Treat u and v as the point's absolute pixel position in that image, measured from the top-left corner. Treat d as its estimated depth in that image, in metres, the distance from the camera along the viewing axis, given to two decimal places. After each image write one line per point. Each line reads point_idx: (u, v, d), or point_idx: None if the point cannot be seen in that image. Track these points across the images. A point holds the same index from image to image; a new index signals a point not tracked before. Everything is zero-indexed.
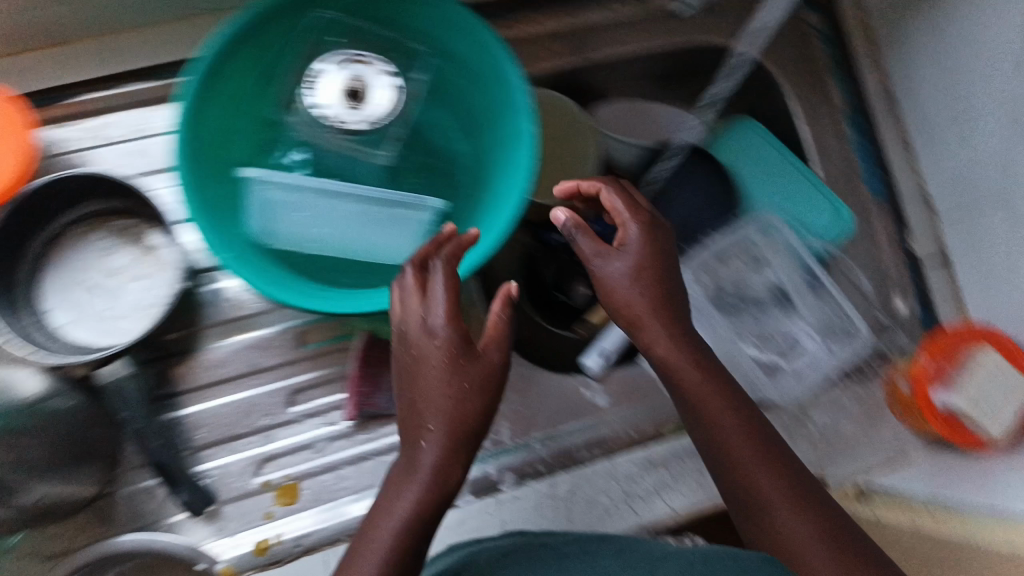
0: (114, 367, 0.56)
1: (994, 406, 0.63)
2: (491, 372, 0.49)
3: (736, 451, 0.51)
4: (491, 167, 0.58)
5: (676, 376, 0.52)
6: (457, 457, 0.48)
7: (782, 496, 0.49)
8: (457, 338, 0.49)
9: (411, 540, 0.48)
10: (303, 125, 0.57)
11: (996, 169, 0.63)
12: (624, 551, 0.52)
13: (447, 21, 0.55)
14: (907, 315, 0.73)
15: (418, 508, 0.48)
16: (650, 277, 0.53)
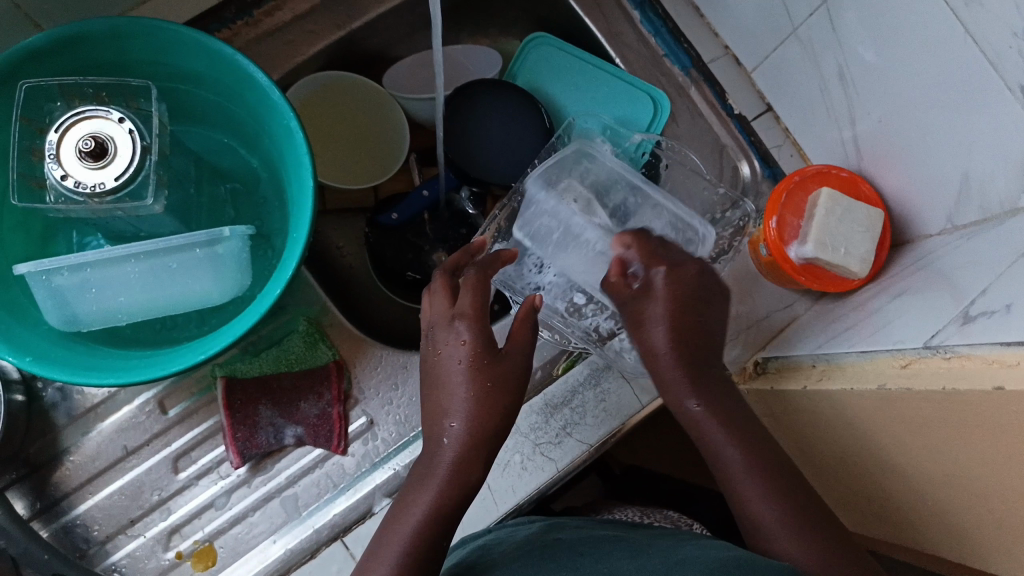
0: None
1: (855, 244, 0.64)
2: (481, 339, 0.54)
3: (720, 427, 0.56)
4: (281, 157, 0.65)
5: (666, 350, 0.57)
6: (465, 466, 0.53)
7: (782, 501, 0.53)
8: (476, 334, 0.54)
9: (432, 533, 0.52)
10: (62, 201, 0.59)
11: (770, 30, 0.69)
12: (581, 524, 0.61)
13: (161, 46, 0.60)
14: (752, 178, 0.76)
15: (434, 506, 0.52)
16: (684, 305, 0.57)
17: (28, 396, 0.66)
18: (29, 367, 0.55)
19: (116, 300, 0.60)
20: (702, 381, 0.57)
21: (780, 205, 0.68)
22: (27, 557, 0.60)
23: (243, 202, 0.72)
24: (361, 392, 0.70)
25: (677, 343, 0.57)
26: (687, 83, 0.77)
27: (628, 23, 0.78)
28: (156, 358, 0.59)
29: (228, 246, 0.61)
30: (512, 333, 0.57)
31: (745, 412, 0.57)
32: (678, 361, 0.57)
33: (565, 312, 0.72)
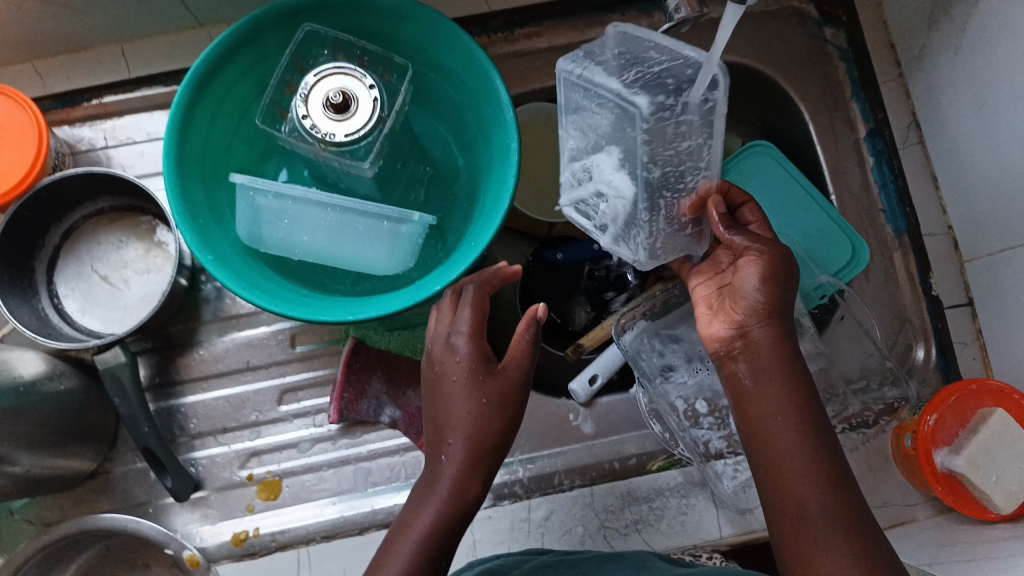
0: (112, 354, 0.66)
1: (1008, 476, 0.60)
2: (477, 360, 0.58)
3: (773, 393, 0.54)
4: (486, 166, 0.69)
5: (755, 354, 0.55)
6: (460, 482, 0.56)
7: (818, 485, 0.51)
8: (470, 352, 0.58)
9: (437, 545, 0.55)
10: (293, 136, 0.65)
11: (1004, 228, 0.67)
12: (626, 559, 0.60)
13: (432, 36, 0.65)
14: (923, 363, 0.72)
15: (435, 519, 0.55)
16: (768, 315, 0.55)
17: (190, 282, 0.72)
18: (208, 266, 0.60)
19: (301, 236, 0.64)
20: (785, 371, 0.54)
21: (944, 405, 0.64)
22: (130, 421, 0.66)
23: (435, 189, 0.75)
24: None
25: (765, 348, 0.55)
26: (893, 244, 0.75)
27: (858, 166, 0.76)
28: (310, 299, 0.64)
29: (413, 230, 0.65)
30: (510, 351, 0.60)
31: (797, 362, 0.54)
32: (765, 353, 0.54)
33: (682, 413, 0.71)
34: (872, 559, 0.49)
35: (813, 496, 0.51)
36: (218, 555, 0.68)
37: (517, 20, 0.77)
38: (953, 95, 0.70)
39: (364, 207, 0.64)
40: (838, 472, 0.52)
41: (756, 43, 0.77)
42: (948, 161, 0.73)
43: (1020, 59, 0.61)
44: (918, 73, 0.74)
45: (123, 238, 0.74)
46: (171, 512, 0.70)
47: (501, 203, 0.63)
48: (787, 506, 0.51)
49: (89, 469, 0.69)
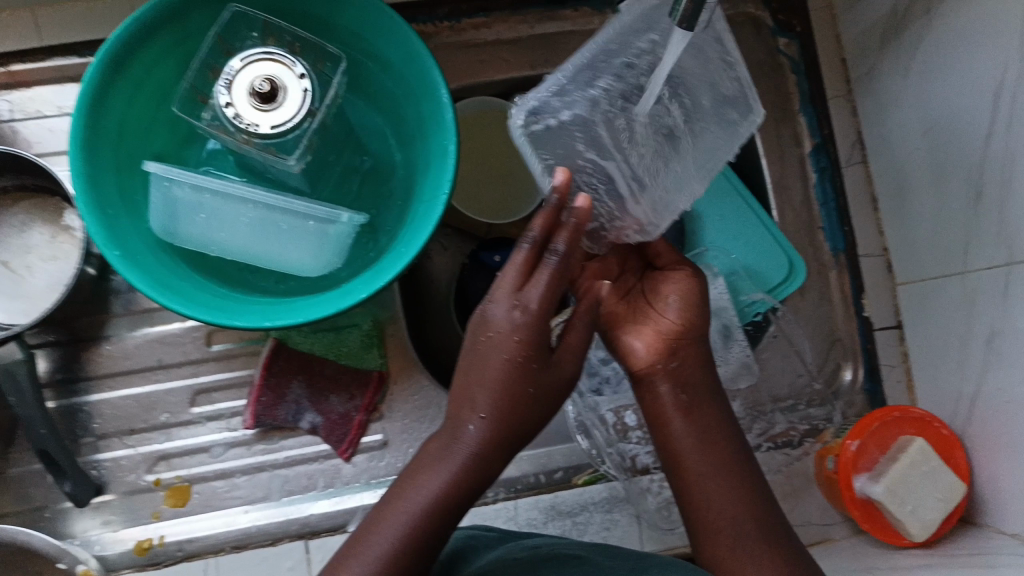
0: (7, 350, 0.60)
1: (924, 507, 0.61)
2: (534, 337, 0.49)
3: (699, 415, 0.55)
4: (425, 165, 0.65)
5: (681, 374, 0.56)
6: (468, 465, 0.49)
7: (736, 501, 0.53)
8: (532, 329, 0.49)
9: (424, 531, 0.48)
10: (215, 124, 0.61)
11: (938, 257, 0.66)
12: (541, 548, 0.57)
13: (369, 23, 0.62)
14: (850, 386, 0.74)
15: (432, 492, 0.49)
16: (693, 334, 0.57)
17: (101, 271, 0.66)
18: (115, 262, 0.56)
19: (197, 220, 0.61)
20: (703, 388, 0.56)
21: (868, 431, 0.65)
22: (27, 421, 0.61)
23: (372, 184, 0.71)
24: (391, 410, 0.69)
25: (688, 372, 0.56)
26: (830, 263, 0.76)
27: (800, 183, 0.76)
28: (231, 302, 0.60)
29: (341, 230, 0.61)
30: (567, 338, 0.52)
31: (714, 386, 0.57)
32: (688, 375, 0.56)
33: (611, 426, 0.69)
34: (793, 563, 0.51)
35: (735, 511, 0.52)
36: (119, 565, 0.65)
37: (464, 10, 0.73)
38: (898, 120, 0.68)
39: (290, 204, 0.60)
40: (753, 484, 0.54)
41: None
42: (890, 182, 0.71)
43: (966, 91, 0.60)
44: (865, 91, 0.72)
45: (25, 221, 0.68)
46: (69, 517, 0.66)
47: (436, 208, 0.59)
48: (711, 525, 0.52)
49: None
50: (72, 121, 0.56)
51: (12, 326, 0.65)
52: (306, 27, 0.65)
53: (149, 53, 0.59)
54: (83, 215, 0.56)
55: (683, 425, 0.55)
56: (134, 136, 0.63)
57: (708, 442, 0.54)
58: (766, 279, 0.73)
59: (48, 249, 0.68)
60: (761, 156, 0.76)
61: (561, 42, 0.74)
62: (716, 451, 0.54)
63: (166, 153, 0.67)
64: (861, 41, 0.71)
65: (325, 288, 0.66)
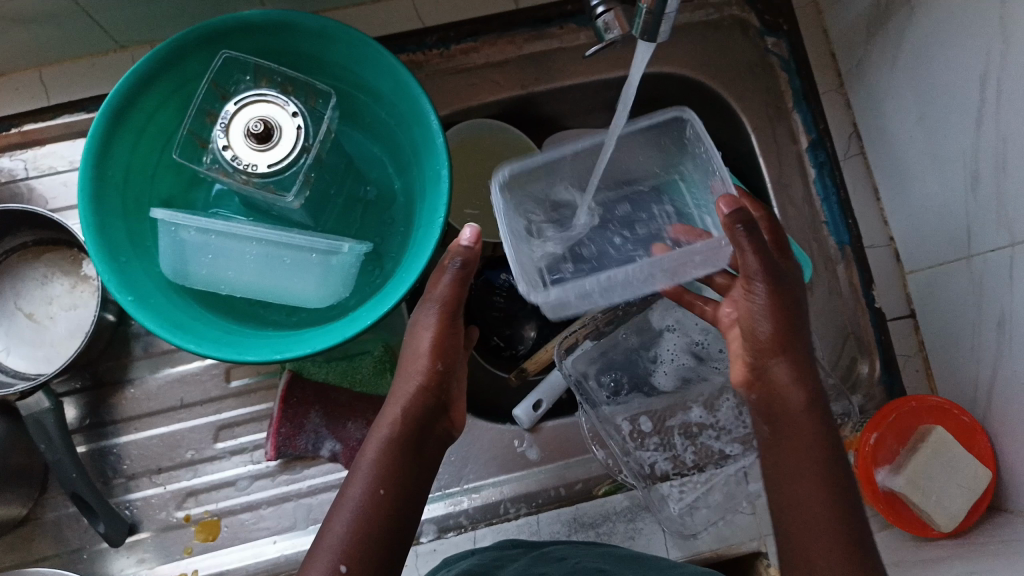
0: (34, 401, 0.63)
1: (948, 496, 0.60)
2: (444, 326, 0.56)
3: (789, 440, 0.52)
4: (423, 189, 0.67)
5: (771, 393, 0.54)
6: (404, 444, 0.54)
7: (825, 510, 0.50)
8: (443, 312, 0.56)
9: (378, 514, 0.51)
10: (216, 167, 0.63)
11: (943, 244, 0.65)
12: (568, 560, 0.59)
13: (358, 58, 0.63)
14: (868, 379, 0.73)
15: (376, 468, 0.53)
16: (779, 348, 0.53)
17: (119, 317, 0.69)
18: (127, 306, 0.58)
19: (200, 242, 0.62)
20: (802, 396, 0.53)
21: (885, 423, 0.64)
22: (57, 467, 0.63)
23: (375, 211, 0.73)
24: None
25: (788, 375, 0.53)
26: (837, 257, 0.74)
27: (801, 178, 0.76)
28: (241, 337, 0.62)
29: (344, 261, 0.63)
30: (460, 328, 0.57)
31: (816, 385, 0.53)
32: (777, 385, 0.53)
33: (627, 434, 0.70)
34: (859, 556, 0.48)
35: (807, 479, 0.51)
36: None
37: (453, 36, 0.75)
38: (891, 109, 0.68)
39: (293, 239, 0.62)
40: (839, 490, 0.51)
41: (696, 55, 0.76)
42: (889, 171, 0.71)
43: (953, 77, 0.60)
44: (857, 83, 0.72)
45: (47, 274, 0.71)
46: (106, 557, 0.68)
47: (433, 233, 0.60)
48: (795, 544, 0.50)
49: (18, 516, 0.67)
50: (79, 175, 0.59)
51: (39, 376, 0.67)
52: (298, 65, 0.67)
53: (148, 104, 0.62)
54: (95, 264, 0.58)
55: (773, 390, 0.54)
56: (141, 184, 0.65)
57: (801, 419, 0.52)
58: None
59: (68, 299, 0.71)
60: (759, 155, 0.76)
61: (550, 60, 0.75)
62: (811, 427, 0.52)
63: (174, 198, 0.70)
64: (851, 33, 0.71)
65: (334, 316, 0.67)
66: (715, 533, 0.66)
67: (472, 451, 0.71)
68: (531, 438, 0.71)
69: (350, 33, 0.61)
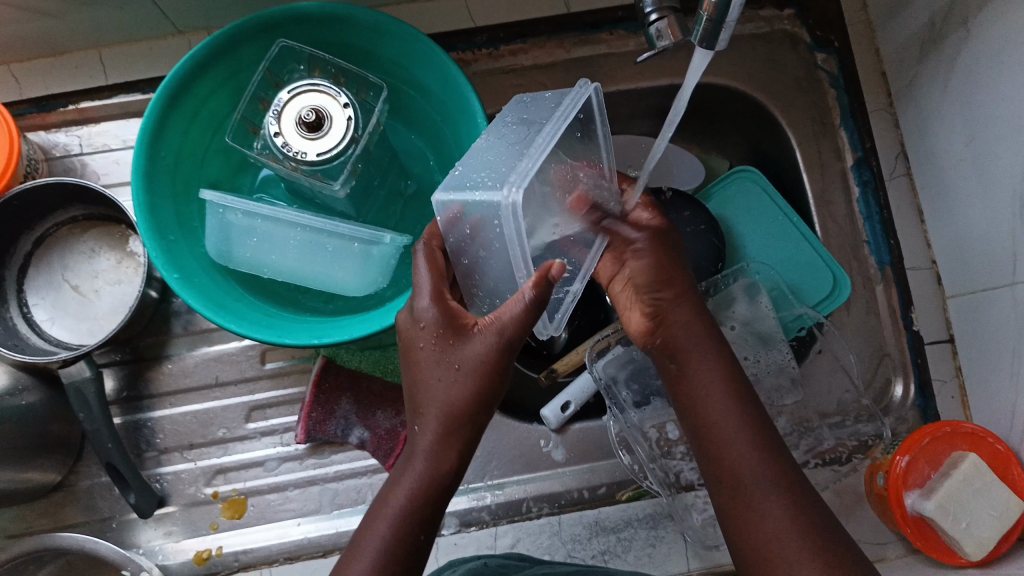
0: (76, 369, 0.65)
1: (979, 523, 0.59)
2: (495, 362, 0.54)
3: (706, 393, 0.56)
4: None
5: (675, 339, 0.58)
6: (427, 492, 0.54)
7: (736, 418, 0.55)
8: (494, 352, 0.53)
9: (411, 551, 0.53)
10: (265, 153, 0.64)
11: (987, 268, 0.65)
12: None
13: (410, 54, 0.64)
14: (901, 401, 0.72)
15: (403, 509, 0.53)
16: (670, 276, 0.60)
17: (161, 294, 0.70)
18: (174, 284, 0.59)
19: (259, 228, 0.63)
20: (696, 323, 0.59)
21: (919, 446, 0.63)
22: (94, 436, 0.64)
23: (416, 205, 0.74)
24: None
25: (680, 309, 0.60)
26: (876, 277, 0.74)
27: (844, 196, 0.75)
28: (281, 321, 0.63)
29: (384, 251, 0.64)
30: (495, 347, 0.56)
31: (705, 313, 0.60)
32: (680, 316, 0.59)
33: (653, 442, 0.69)
34: (800, 506, 0.51)
35: (719, 392, 0.56)
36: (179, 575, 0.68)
37: (502, 36, 0.75)
38: (941, 130, 0.67)
39: (337, 228, 0.63)
40: (764, 439, 0.54)
41: (744, 66, 0.75)
42: (934, 193, 0.70)
43: (1005, 101, 0.59)
44: (906, 103, 0.71)
45: (95, 248, 0.73)
46: (135, 528, 0.69)
47: None
48: (717, 459, 0.55)
49: (53, 481, 0.69)
50: (134, 153, 0.60)
51: (80, 346, 0.69)
52: (349, 57, 0.68)
53: (203, 88, 0.63)
54: (145, 241, 0.60)
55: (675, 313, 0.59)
56: (191, 165, 0.67)
57: (706, 341, 0.58)
58: (806, 293, 0.73)
59: (112, 274, 0.72)
60: (802, 170, 0.75)
61: (596, 65, 0.75)
62: (709, 342, 0.58)
63: (222, 181, 0.71)
64: (903, 54, 0.70)
65: (372, 305, 0.68)
66: None
67: (497, 448, 0.71)
68: (556, 438, 0.71)
69: (404, 29, 0.62)
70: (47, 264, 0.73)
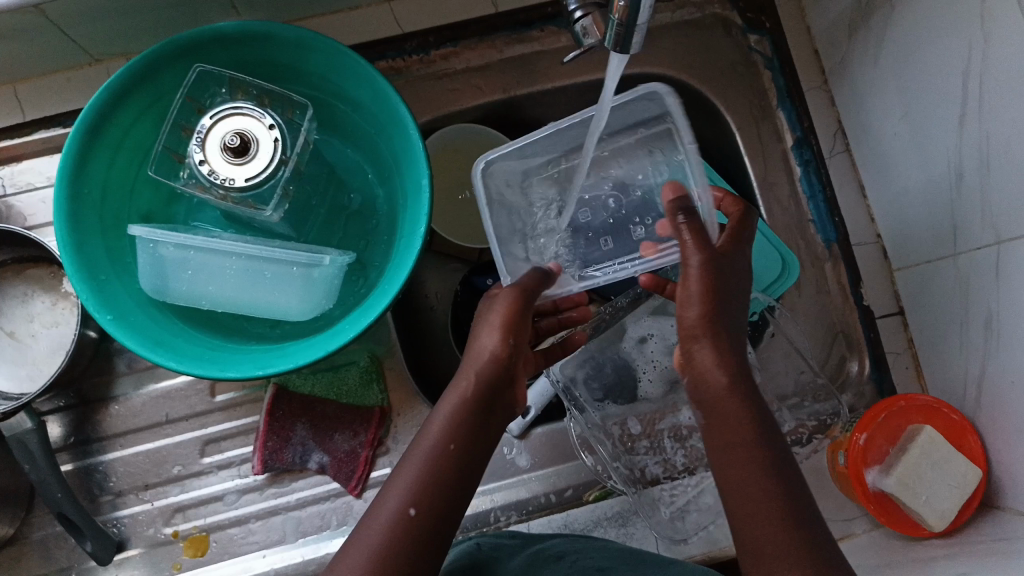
0: (17, 420, 0.62)
1: (938, 497, 0.60)
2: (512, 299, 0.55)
3: (722, 415, 0.50)
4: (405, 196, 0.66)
5: (702, 383, 0.51)
6: (484, 399, 0.52)
7: (772, 491, 0.47)
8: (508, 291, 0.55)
9: (446, 468, 0.50)
10: (194, 181, 0.62)
11: (930, 240, 0.65)
12: (567, 558, 0.58)
13: (335, 68, 0.63)
14: (857, 377, 0.73)
15: (445, 426, 0.51)
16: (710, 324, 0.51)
17: (101, 334, 0.68)
18: (108, 325, 0.57)
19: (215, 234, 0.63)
20: (736, 387, 0.50)
21: (874, 423, 0.64)
22: (42, 487, 0.62)
23: (358, 219, 0.73)
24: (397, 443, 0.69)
25: (707, 362, 0.51)
26: (824, 255, 0.74)
27: (787, 176, 0.75)
28: (226, 353, 0.61)
29: (326, 273, 0.62)
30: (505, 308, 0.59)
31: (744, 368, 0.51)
32: (711, 377, 0.51)
33: (617, 439, 0.69)
34: (801, 527, 0.46)
35: (755, 464, 0.48)
36: None
37: (432, 41, 0.74)
38: (876, 105, 0.67)
39: (273, 253, 0.61)
40: (774, 443, 0.49)
41: (678, 53, 0.75)
42: (874, 168, 0.71)
43: (936, 73, 0.59)
44: (841, 80, 0.71)
45: (27, 291, 0.70)
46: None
47: (415, 243, 0.59)
48: (747, 533, 0.47)
49: (5, 536, 0.66)
50: (56, 193, 0.58)
51: (22, 395, 0.67)
52: (273, 75, 0.66)
53: (123, 119, 0.61)
54: (74, 283, 0.58)
55: (704, 358, 0.51)
56: (119, 198, 0.65)
57: (740, 409, 0.49)
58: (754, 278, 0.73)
59: (49, 315, 0.70)
60: (745, 154, 0.75)
61: (528, 66, 0.74)
62: (742, 407, 0.49)
63: (154, 212, 0.69)
64: (835, 32, 0.70)
65: (320, 326, 0.67)
66: (707, 537, 0.66)
67: None
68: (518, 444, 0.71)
69: (326, 43, 0.60)
70: None
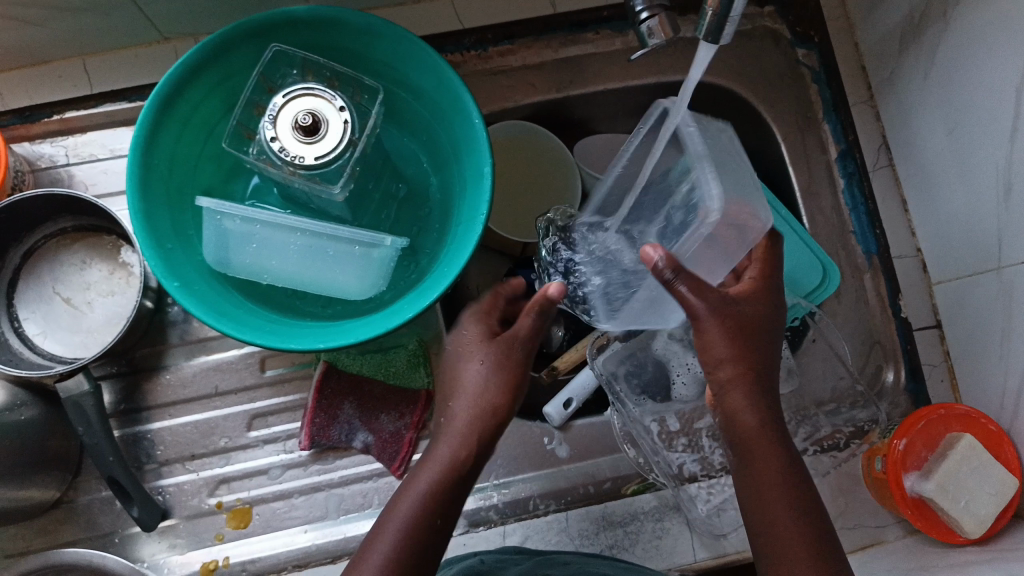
0: (74, 382, 0.64)
1: (977, 503, 0.62)
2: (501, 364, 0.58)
3: (756, 457, 0.54)
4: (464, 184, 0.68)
5: (740, 423, 0.55)
6: (456, 467, 0.55)
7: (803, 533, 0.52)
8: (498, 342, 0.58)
9: (422, 533, 0.53)
10: (262, 158, 0.64)
11: (972, 254, 0.67)
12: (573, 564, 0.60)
13: (403, 55, 0.65)
14: (892, 386, 0.74)
15: (425, 490, 0.54)
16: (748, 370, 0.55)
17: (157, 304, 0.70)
18: (174, 292, 0.59)
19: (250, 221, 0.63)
20: (769, 433, 0.55)
21: (914, 429, 0.65)
22: (94, 450, 0.63)
23: (411, 206, 0.74)
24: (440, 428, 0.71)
25: (742, 403, 0.55)
26: (864, 267, 0.76)
27: (830, 188, 0.77)
28: (284, 327, 0.63)
29: (384, 254, 0.64)
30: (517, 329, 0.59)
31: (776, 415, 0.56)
32: (745, 419, 0.55)
33: (657, 435, 0.70)
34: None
35: (784, 501, 0.53)
36: None
37: (490, 37, 0.76)
38: (923, 121, 0.69)
39: (337, 232, 0.63)
40: (804, 488, 0.53)
41: (729, 63, 0.77)
42: (917, 183, 0.72)
43: (987, 91, 0.61)
44: (888, 95, 0.73)
45: (86, 259, 0.72)
46: (137, 542, 0.68)
47: (475, 229, 0.60)
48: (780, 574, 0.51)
49: (52, 499, 0.67)
50: (129, 162, 0.60)
51: (76, 360, 0.68)
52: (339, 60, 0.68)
53: (195, 94, 0.63)
54: (142, 250, 0.59)
55: (738, 397, 0.55)
56: (184, 171, 0.66)
57: (774, 455, 0.54)
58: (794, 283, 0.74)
59: (105, 284, 0.72)
60: (790, 164, 0.77)
61: (583, 66, 0.76)
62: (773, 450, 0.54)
63: (214, 188, 0.70)
64: (883, 51, 0.72)
65: (373, 307, 0.68)
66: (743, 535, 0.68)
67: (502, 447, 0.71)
68: (558, 434, 0.72)
69: (398, 31, 0.62)
70: (37, 277, 0.71)
